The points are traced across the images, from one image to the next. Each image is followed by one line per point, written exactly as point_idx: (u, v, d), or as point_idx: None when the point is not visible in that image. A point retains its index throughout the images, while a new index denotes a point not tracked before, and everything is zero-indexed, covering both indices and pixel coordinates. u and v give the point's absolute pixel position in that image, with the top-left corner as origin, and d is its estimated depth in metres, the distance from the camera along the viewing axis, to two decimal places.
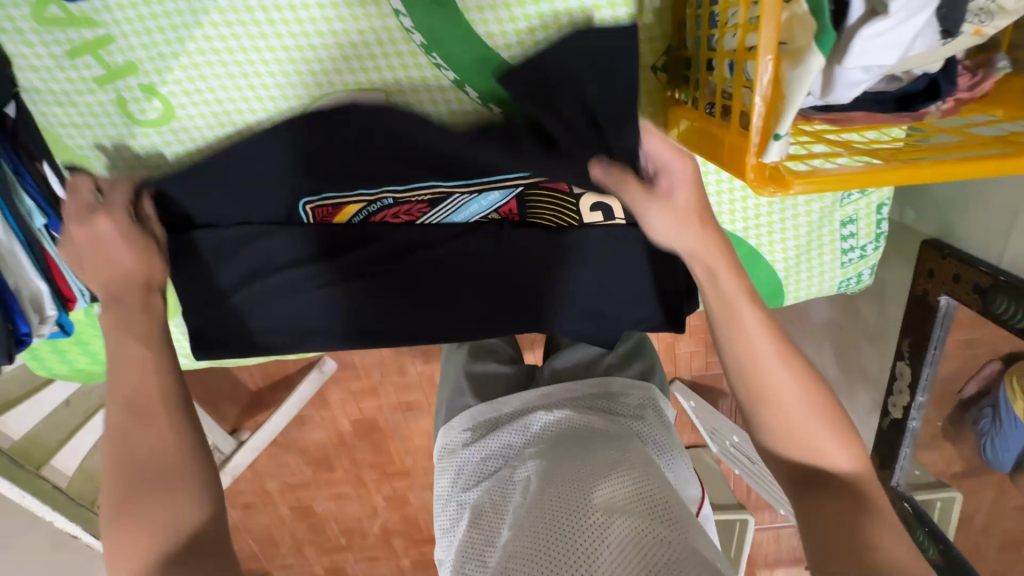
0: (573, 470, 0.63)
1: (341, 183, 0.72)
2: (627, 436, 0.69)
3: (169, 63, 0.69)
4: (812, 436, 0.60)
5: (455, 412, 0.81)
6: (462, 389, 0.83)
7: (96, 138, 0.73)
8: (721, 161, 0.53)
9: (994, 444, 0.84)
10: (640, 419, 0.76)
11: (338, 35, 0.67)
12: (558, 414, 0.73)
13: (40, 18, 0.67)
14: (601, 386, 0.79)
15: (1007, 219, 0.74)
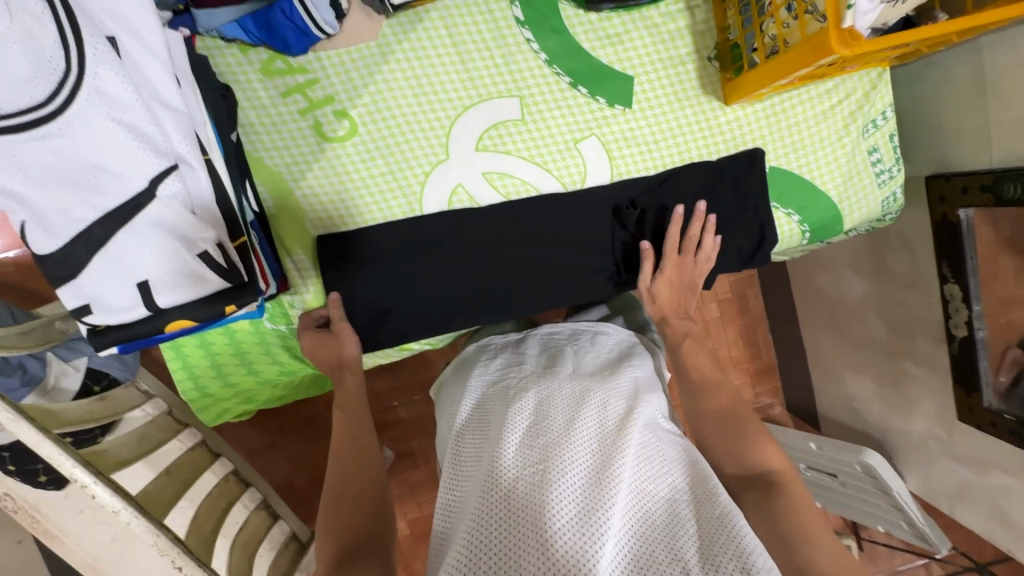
0: (581, 434, 0.66)
1: (488, 206, 0.97)
2: (624, 383, 0.76)
3: (359, 92, 0.92)
4: (746, 446, 0.71)
5: (475, 360, 0.90)
6: (497, 344, 0.93)
7: (291, 156, 0.93)
8: (800, 62, 0.77)
9: None
10: (633, 356, 0.84)
11: (489, 57, 0.93)
12: (557, 361, 0.80)
13: (267, 71, 0.91)
14: (597, 334, 0.89)
15: (983, 134, 1.01)
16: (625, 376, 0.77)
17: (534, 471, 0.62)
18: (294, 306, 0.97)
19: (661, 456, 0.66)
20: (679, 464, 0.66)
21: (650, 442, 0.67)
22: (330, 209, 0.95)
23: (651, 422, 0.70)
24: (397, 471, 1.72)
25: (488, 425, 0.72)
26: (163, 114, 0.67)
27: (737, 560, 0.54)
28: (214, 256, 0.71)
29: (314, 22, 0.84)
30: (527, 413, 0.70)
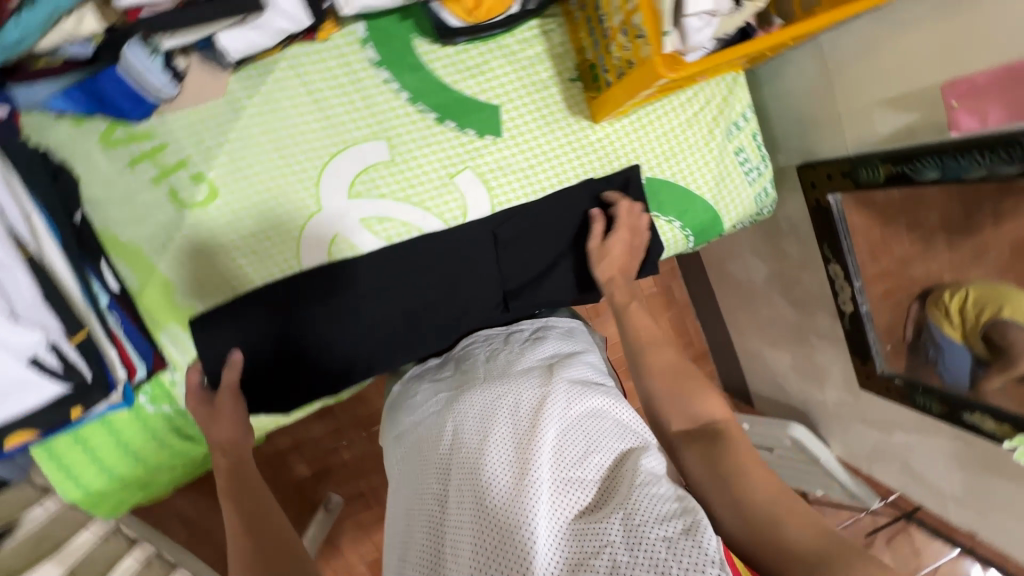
0: (498, 440, 0.70)
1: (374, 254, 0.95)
2: (536, 372, 0.80)
3: (213, 154, 0.88)
4: (690, 402, 0.74)
5: (404, 392, 0.94)
6: (422, 368, 0.97)
7: (148, 228, 0.87)
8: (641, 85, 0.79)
9: (948, 367, 1.06)
10: (545, 341, 0.89)
11: (347, 103, 0.91)
12: (474, 374, 0.84)
13: (107, 141, 0.85)
14: (512, 333, 0.94)
15: (835, 124, 1.07)
16: (540, 364, 0.83)
17: (467, 493, 0.67)
18: (175, 384, 0.91)
19: (581, 434, 0.70)
20: (599, 435, 0.70)
21: (567, 420, 0.71)
22: (200, 277, 0.90)
23: (566, 401, 0.73)
24: (344, 518, 1.66)
25: (425, 457, 0.76)
26: None
27: (653, 517, 0.59)
28: (49, 360, 0.64)
29: (147, 87, 0.78)
30: (453, 436, 0.73)
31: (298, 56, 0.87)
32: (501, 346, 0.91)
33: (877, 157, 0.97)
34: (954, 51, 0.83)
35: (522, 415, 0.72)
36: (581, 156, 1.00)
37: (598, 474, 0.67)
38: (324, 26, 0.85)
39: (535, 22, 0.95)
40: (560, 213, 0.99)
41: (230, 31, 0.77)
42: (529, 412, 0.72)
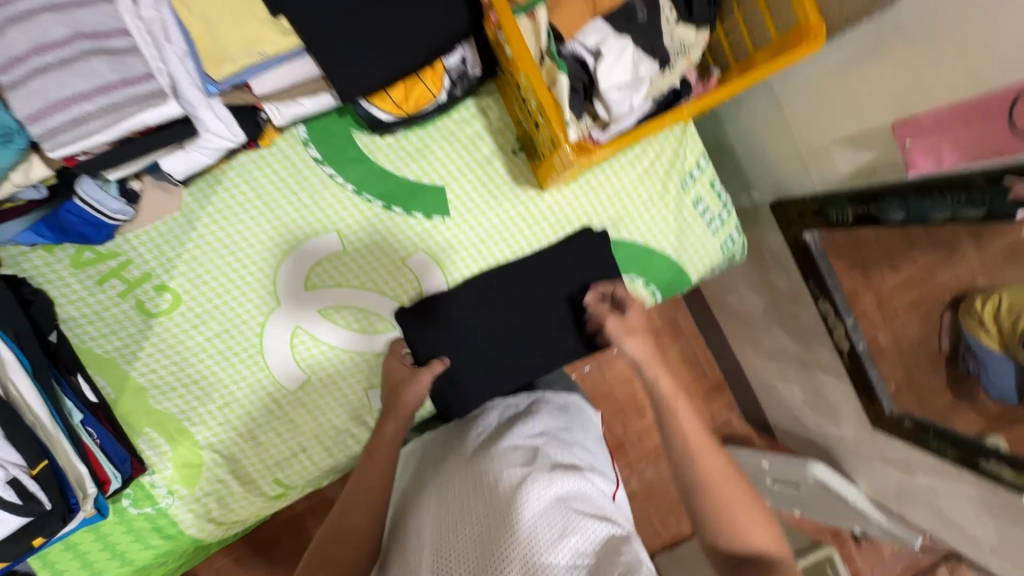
0: (473, 527, 0.63)
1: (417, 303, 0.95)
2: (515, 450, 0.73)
3: (173, 264, 0.92)
4: (740, 522, 0.68)
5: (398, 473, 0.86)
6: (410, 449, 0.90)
7: (119, 339, 0.92)
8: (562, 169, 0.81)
9: (991, 378, 0.86)
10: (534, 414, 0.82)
11: (296, 202, 0.94)
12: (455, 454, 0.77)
13: (77, 263, 0.91)
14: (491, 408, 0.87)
15: (799, 163, 1.02)
16: (530, 439, 0.76)
17: None
18: (154, 485, 0.94)
19: (558, 518, 0.62)
20: (578, 519, 0.62)
21: (543, 501, 0.63)
22: (172, 381, 0.94)
23: (545, 481, 0.66)
24: None
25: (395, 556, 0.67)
26: None
27: None
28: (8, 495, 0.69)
29: (104, 214, 0.84)
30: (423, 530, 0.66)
31: (244, 164, 0.92)
32: (491, 423, 0.83)
33: (843, 196, 0.92)
34: (899, 89, 0.78)
35: (498, 488, 0.66)
36: (532, 226, 0.99)
37: (574, 563, 0.59)
38: (266, 134, 0.89)
39: (472, 102, 0.97)
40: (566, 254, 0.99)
41: (172, 155, 0.82)
42: (508, 485, 0.66)
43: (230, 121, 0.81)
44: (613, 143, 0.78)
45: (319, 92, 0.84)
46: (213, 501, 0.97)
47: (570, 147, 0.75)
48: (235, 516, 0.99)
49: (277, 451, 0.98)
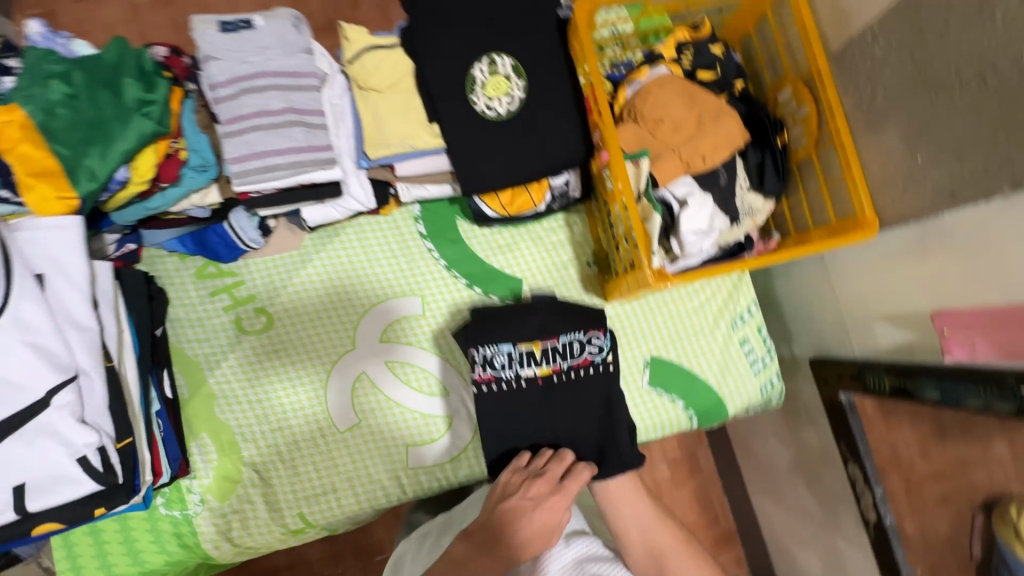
0: None
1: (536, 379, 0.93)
2: None
3: (278, 293, 1.06)
4: None
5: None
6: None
7: (210, 347, 1.03)
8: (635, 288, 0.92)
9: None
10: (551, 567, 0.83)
11: (393, 264, 1.08)
12: None
13: (200, 274, 1.05)
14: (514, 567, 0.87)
15: (842, 328, 1.12)
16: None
17: None
18: (190, 491, 0.99)
19: None
20: None
21: None
22: (240, 396, 1.02)
23: None
24: None
25: None
26: (72, 334, 0.77)
27: None
28: (94, 459, 0.75)
29: (241, 239, 1.00)
30: None
31: (363, 224, 1.08)
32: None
33: (881, 367, 1.00)
34: None
35: None
36: None
37: None
38: (387, 205, 1.06)
39: (561, 216, 1.13)
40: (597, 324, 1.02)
41: (312, 208, 0.98)
42: None
43: (369, 190, 0.98)
44: (686, 275, 0.90)
45: (441, 181, 1.01)
46: (236, 521, 0.99)
47: (652, 271, 0.87)
48: (250, 542, 1.00)
49: (309, 486, 1.02)
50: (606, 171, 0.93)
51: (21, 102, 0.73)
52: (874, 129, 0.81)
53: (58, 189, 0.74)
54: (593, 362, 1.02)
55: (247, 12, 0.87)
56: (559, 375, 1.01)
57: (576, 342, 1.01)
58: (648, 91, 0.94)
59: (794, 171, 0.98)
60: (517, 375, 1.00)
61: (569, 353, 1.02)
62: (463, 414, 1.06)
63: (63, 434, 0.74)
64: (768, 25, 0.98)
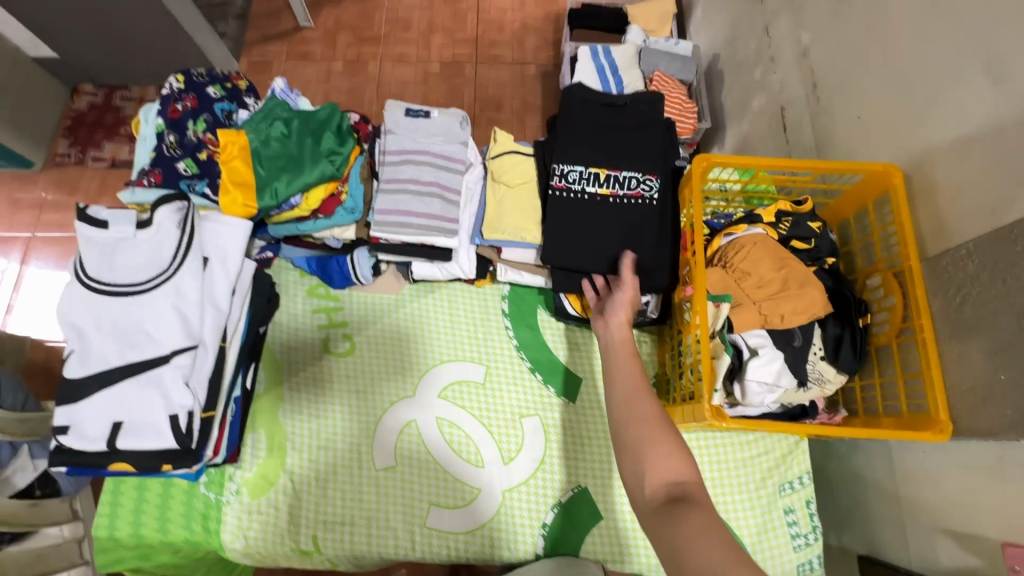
0: None
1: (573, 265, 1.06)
2: None
3: (367, 327, 1.18)
4: None
5: None
6: None
7: (296, 356, 1.16)
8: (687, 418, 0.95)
9: None
10: None
11: (470, 331, 1.18)
12: None
13: (310, 292, 1.21)
14: None
15: (899, 529, 1.05)
16: None
17: None
18: (230, 478, 1.06)
19: None
20: None
21: None
22: (304, 408, 1.12)
23: None
24: None
25: None
26: (209, 311, 0.91)
27: None
28: (181, 420, 0.86)
29: (356, 274, 1.15)
30: None
31: (456, 289, 1.20)
32: None
33: None
34: None
35: None
36: None
37: None
38: (481, 279, 1.19)
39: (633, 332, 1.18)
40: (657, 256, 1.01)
41: (421, 263, 1.13)
42: None
43: (473, 263, 1.12)
44: (743, 421, 0.91)
45: (536, 271, 1.13)
46: (257, 522, 1.05)
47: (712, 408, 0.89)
48: (261, 547, 1.04)
49: (331, 511, 1.06)
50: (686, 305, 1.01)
51: (248, 131, 0.96)
52: (957, 336, 0.83)
53: (246, 198, 0.95)
54: (645, 196, 1.06)
55: (429, 106, 1.08)
56: (615, 196, 1.06)
57: (634, 177, 1.06)
58: (738, 246, 1.03)
59: (872, 353, 1.00)
60: (582, 190, 1.07)
61: (626, 183, 1.07)
62: (491, 490, 1.08)
63: (167, 390, 0.86)
64: (867, 216, 1.05)
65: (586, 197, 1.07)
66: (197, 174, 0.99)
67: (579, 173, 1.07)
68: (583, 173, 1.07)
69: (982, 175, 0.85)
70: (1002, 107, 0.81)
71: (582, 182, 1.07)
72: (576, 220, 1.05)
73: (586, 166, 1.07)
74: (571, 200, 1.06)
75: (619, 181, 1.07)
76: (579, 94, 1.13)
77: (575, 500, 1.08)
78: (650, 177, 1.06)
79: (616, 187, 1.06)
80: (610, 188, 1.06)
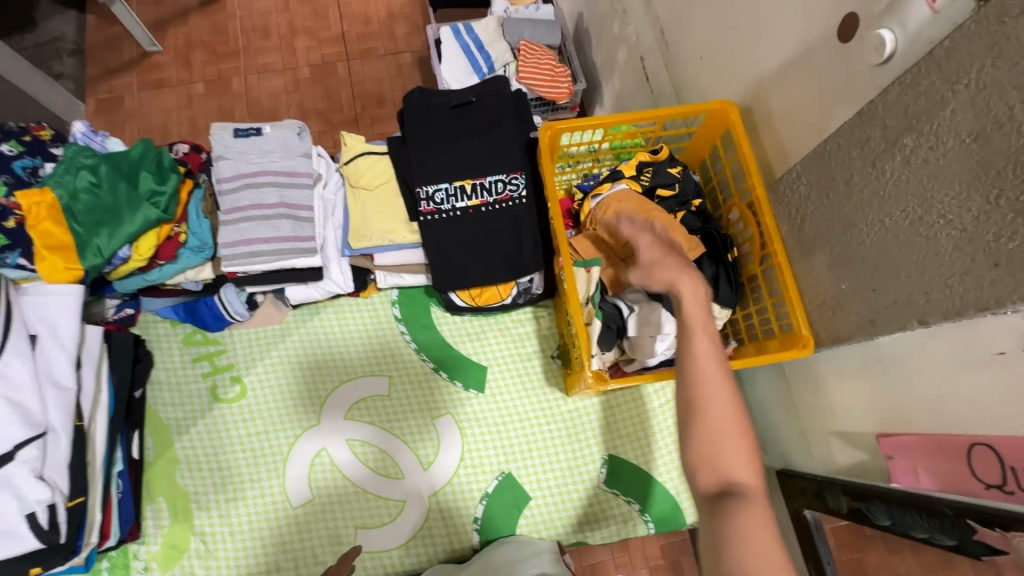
0: None
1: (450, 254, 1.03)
2: None
3: (256, 364, 1.12)
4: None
5: None
6: None
7: (183, 411, 1.08)
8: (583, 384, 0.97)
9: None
10: None
11: (365, 345, 1.14)
12: None
13: (187, 341, 1.12)
14: None
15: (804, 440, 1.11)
16: None
17: None
18: (136, 557, 0.99)
19: None
20: None
21: None
22: (203, 463, 1.06)
23: None
24: None
25: None
26: (49, 392, 0.83)
27: None
28: (42, 516, 0.78)
29: (229, 312, 1.09)
30: None
31: (342, 304, 1.15)
32: None
33: (838, 486, 0.98)
34: None
35: None
36: (550, 426, 1.11)
37: None
38: (365, 288, 1.14)
39: (529, 310, 1.18)
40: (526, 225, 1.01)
41: (295, 287, 1.07)
42: None
43: (348, 275, 1.07)
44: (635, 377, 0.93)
45: (417, 271, 1.10)
46: None
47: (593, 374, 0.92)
48: None
49: (254, 563, 1.01)
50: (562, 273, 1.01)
51: (54, 186, 0.86)
52: (807, 254, 0.86)
53: (67, 261, 0.85)
54: (513, 195, 1.03)
55: (261, 122, 1.00)
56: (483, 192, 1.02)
57: (500, 180, 1.02)
58: (609, 206, 1.04)
59: (745, 285, 1.04)
60: (453, 208, 1.02)
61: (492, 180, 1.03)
62: (416, 498, 1.06)
63: (17, 487, 0.78)
64: (718, 153, 1.08)
65: (459, 213, 1.02)
66: (7, 245, 0.87)
67: (445, 192, 1.02)
68: (450, 191, 1.02)
69: (806, 94, 0.88)
70: (807, 30, 0.84)
71: (448, 191, 1.02)
72: (448, 221, 1.02)
73: (449, 181, 1.02)
74: (436, 201, 1.02)
75: (487, 188, 1.03)
76: (422, 100, 1.06)
77: (502, 488, 1.07)
78: (516, 175, 1.03)
79: (484, 196, 1.02)
80: (478, 198, 1.02)
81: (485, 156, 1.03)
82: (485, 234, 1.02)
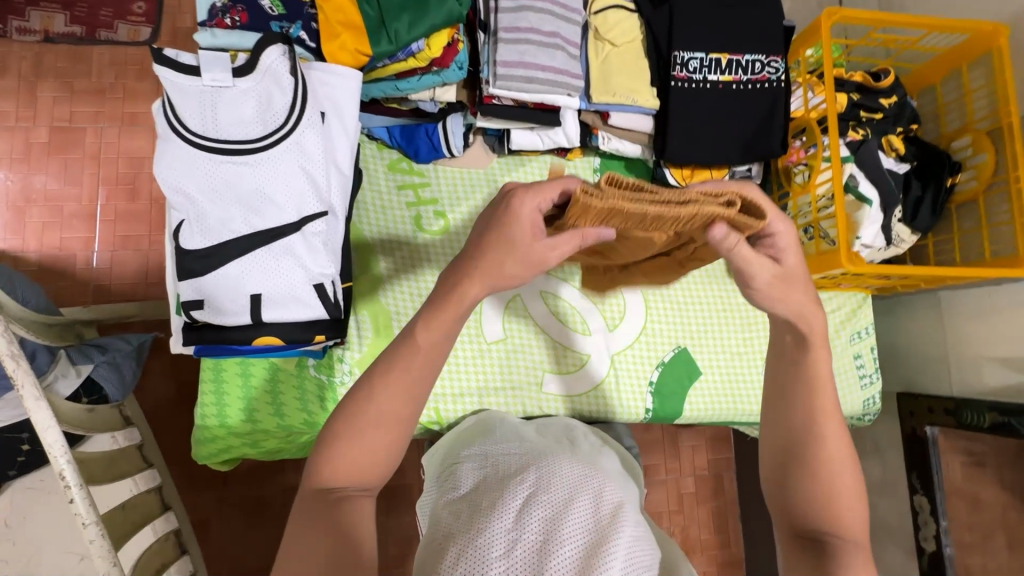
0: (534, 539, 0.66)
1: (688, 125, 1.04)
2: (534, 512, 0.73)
3: (460, 204, 1.12)
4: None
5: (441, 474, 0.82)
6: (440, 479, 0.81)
7: (387, 235, 1.09)
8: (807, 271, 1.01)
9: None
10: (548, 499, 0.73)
11: None
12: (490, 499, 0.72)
13: (392, 167, 1.11)
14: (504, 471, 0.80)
15: (943, 365, 1.20)
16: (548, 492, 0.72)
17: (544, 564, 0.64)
18: (342, 360, 1.02)
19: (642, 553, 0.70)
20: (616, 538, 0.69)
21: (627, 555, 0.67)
22: (405, 286, 1.08)
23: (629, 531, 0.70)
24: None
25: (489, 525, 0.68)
26: (334, 173, 0.83)
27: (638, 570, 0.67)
28: (328, 288, 0.81)
29: (448, 144, 1.06)
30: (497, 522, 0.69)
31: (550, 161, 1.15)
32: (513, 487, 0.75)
33: (985, 404, 1.07)
34: None
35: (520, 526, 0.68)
36: (728, 313, 1.18)
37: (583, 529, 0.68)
38: (573, 150, 1.14)
39: None
40: (776, 113, 1.03)
41: (521, 131, 1.06)
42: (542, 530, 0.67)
43: (577, 129, 1.07)
44: (880, 265, 0.96)
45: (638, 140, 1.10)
46: None
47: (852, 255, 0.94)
48: None
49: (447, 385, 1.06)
50: (824, 162, 1.01)
51: None
52: None
53: (357, 42, 0.83)
54: (770, 80, 1.03)
55: None
56: (740, 75, 1.02)
57: (758, 60, 1.02)
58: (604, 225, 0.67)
59: (948, 211, 1.10)
60: (704, 80, 1.02)
61: (752, 65, 1.02)
62: (600, 354, 1.12)
63: (303, 257, 0.79)
64: (956, 80, 1.10)
65: (708, 86, 1.02)
66: (286, 15, 0.84)
67: (700, 62, 1.01)
68: (705, 61, 1.01)
69: None
70: None
71: (705, 65, 1.02)
72: (698, 94, 1.02)
73: (706, 52, 1.01)
74: (693, 69, 1.01)
75: (742, 65, 1.02)
76: None
77: (678, 359, 1.15)
78: (775, 59, 1.02)
79: (739, 74, 1.02)
80: (732, 74, 1.02)
81: (745, 32, 1.02)
82: (733, 115, 1.03)
